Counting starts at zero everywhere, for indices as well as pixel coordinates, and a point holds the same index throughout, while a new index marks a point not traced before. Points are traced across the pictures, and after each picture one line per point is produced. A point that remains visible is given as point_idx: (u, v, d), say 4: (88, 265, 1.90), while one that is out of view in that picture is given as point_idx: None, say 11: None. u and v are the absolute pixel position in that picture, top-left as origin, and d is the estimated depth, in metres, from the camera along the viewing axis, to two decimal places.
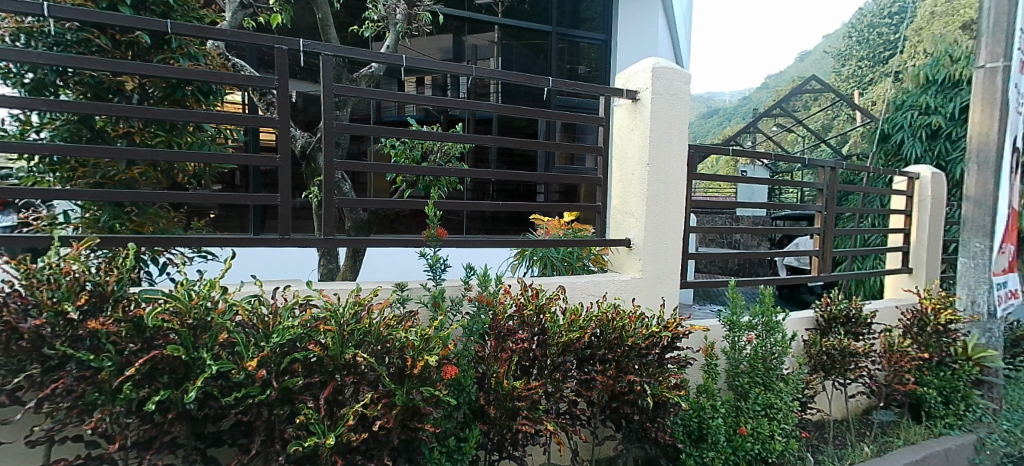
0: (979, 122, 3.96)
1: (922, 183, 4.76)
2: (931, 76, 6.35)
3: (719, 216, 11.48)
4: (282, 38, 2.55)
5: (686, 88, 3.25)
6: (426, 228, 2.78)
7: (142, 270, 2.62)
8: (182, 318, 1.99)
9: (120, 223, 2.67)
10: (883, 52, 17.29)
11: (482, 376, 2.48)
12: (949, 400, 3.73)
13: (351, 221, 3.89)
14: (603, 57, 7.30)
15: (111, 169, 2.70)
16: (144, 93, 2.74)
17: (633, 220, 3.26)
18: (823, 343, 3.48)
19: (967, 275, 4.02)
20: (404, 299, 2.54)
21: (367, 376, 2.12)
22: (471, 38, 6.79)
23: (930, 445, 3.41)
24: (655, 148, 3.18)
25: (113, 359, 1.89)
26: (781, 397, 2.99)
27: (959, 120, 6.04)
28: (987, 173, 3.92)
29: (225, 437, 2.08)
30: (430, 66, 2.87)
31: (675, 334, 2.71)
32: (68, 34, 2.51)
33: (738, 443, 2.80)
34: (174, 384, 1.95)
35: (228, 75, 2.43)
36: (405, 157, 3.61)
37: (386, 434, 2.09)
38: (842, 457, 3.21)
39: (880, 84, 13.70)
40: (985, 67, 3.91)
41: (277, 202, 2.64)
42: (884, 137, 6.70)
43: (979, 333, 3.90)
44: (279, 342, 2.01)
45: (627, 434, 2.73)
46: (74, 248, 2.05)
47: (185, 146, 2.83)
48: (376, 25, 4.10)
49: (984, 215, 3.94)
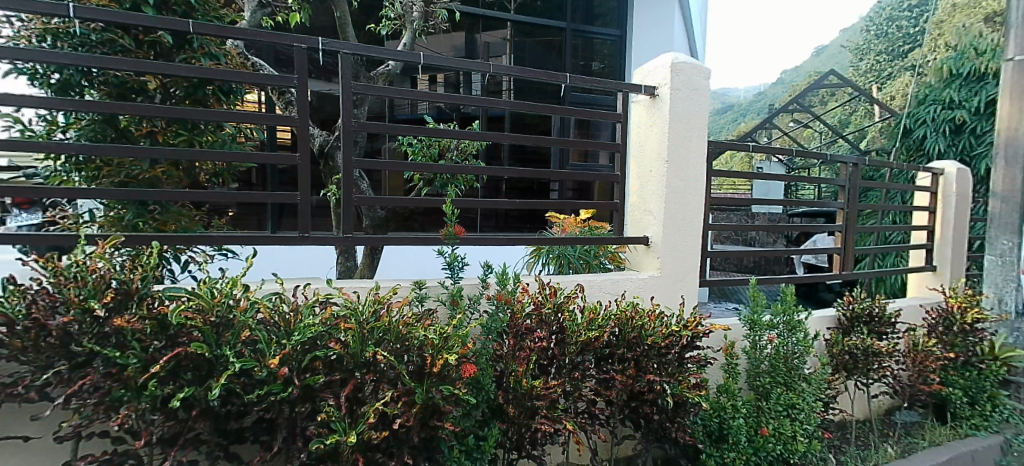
0: (1007, 115, 3.88)
1: (947, 179, 4.66)
2: (954, 69, 6.24)
3: (735, 213, 11.36)
4: (301, 37, 2.56)
5: (706, 84, 3.21)
6: (444, 226, 2.75)
7: (165, 268, 2.64)
8: (204, 316, 2.00)
9: (143, 221, 2.71)
10: (903, 45, 16.94)
11: (500, 375, 2.47)
12: (975, 400, 3.66)
13: (369, 219, 3.92)
14: (617, 53, 7.24)
15: (135, 169, 2.73)
16: (166, 92, 2.77)
17: (651, 218, 3.23)
18: (845, 342, 3.42)
19: (994, 273, 3.96)
20: (422, 298, 2.53)
21: (387, 374, 2.14)
22: (484, 35, 6.81)
23: (956, 446, 3.36)
24: (673, 143, 3.14)
25: (138, 357, 1.91)
26: (804, 397, 2.95)
27: (984, 114, 5.91)
28: (1015, 167, 3.85)
29: (247, 433, 2.09)
30: (448, 63, 2.86)
31: (695, 333, 2.68)
32: (94, 34, 2.54)
33: (760, 443, 2.77)
34: (198, 381, 1.97)
35: (249, 74, 2.45)
36: (422, 155, 3.63)
37: (406, 432, 2.10)
38: (865, 457, 3.17)
39: (899, 78, 13.42)
40: (1014, 59, 3.83)
41: (297, 201, 2.65)
42: (906, 133, 6.57)
43: (1006, 333, 3.83)
44: (300, 340, 2.03)
45: (646, 434, 2.72)
46: (99, 246, 2.07)
47: (207, 145, 2.85)
48: (393, 23, 4.09)
49: (1012, 211, 3.87)
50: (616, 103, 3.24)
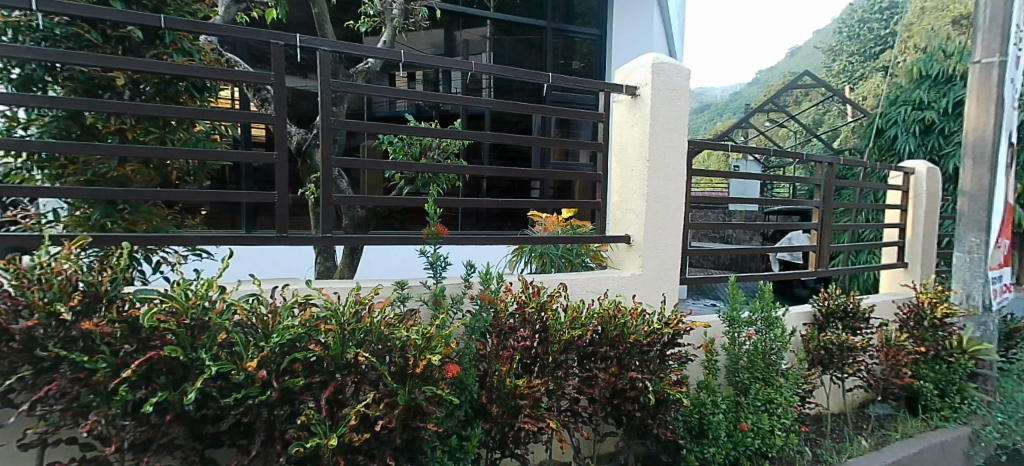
0: (976, 116, 3.99)
1: (918, 179, 4.78)
2: (924, 71, 6.42)
3: (713, 211, 11.53)
4: (277, 33, 2.50)
5: (686, 84, 3.24)
6: (427, 225, 2.70)
7: (135, 269, 2.57)
8: (178, 318, 1.96)
9: (112, 221, 2.62)
10: (874, 47, 17.39)
11: (483, 375, 2.46)
12: (944, 393, 3.77)
13: (349, 218, 3.87)
14: (597, 52, 7.27)
15: (102, 167, 2.64)
16: (135, 89, 2.67)
17: (634, 217, 3.24)
18: (820, 338, 3.50)
19: (962, 269, 4.07)
20: (404, 298, 2.50)
21: (368, 376, 2.10)
22: (463, 32, 6.77)
23: (926, 438, 3.44)
24: (655, 143, 3.16)
25: (108, 361, 1.86)
26: (781, 392, 3.02)
27: (952, 114, 6.09)
28: (983, 167, 3.97)
29: (224, 437, 2.04)
30: (429, 62, 2.83)
31: (676, 331, 2.71)
32: (58, 28, 2.46)
33: (739, 438, 2.81)
34: (171, 385, 1.92)
35: (223, 70, 2.41)
36: (404, 153, 3.59)
37: (388, 434, 2.08)
38: (840, 450, 3.24)
39: (870, 79, 13.76)
40: (981, 62, 3.94)
41: (274, 200, 2.59)
42: (878, 133, 6.73)
43: (973, 327, 3.93)
44: (279, 342, 1.99)
45: (628, 431, 2.73)
46: (66, 247, 2.01)
47: (179, 143, 2.80)
48: (373, 20, 4.05)
49: (980, 209, 3.98)
50: (599, 102, 3.25)
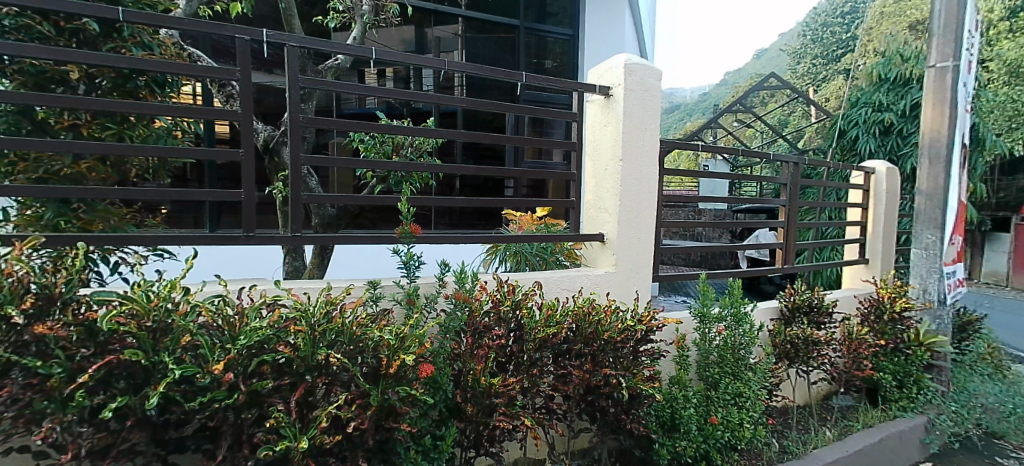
0: (932, 118, 4.15)
1: (878, 178, 4.96)
2: (883, 74, 6.66)
3: (683, 209, 11.71)
4: (244, 28, 2.46)
5: (657, 85, 3.28)
6: (400, 224, 2.66)
7: (92, 270, 2.46)
8: (139, 321, 1.89)
9: (66, 221, 2.51)
10: (837, 50, 17.95)
11: (458, 374, 2.45)
12: (903, 384, 3.91)
13: (319, 217, 3.79)
14: (569, 52, 7.31)
15: (55, 164, 2.52)
16: (91, 83, 2.57)
17: (607, 215, 3.28)
18: (787, 333, 3.60)
19: (919, 265, 4.23)
20: (377, 298, 2.48)
21: (340, 377, 2.08)
22: (434, 30, 6.73)
23: (886, 428, 3.58)
24: (627, 142, 3.20)
25: (63, 366, 1.79)
26: (749, 386, 3.09)
27: (909, 116, 6.33)
28: (938, 167, 4.13)
29: (188, 442, 1.98)
30: (401, 59, 2.80)
31: (649, 327, 2.76)
32: (6, 19, 2.33)
33: (709, 432, 2.86)
34: (132, 389, 1.86)
35: (185, 66, 2.35)
36: (375, 152, 3.53)
37: (361, 435, 2.06)
38: (805, 441, 3.33)
39: (833, 82, 14.21)
40: (936, 66, 4.11)
41: (240, 199, 2.53)
42: (840, 133, 6.94)
43: (930, 320, 4.12)
44: (246, 344, 1.94)
45: (602, 426, 2.76)
46: (17, 248, 1.93)
47: (139, 139, 2.70)
48: (342, 16, 3.98)
49: (935, 208, 4.14)
50: (572, 101, 3.26)
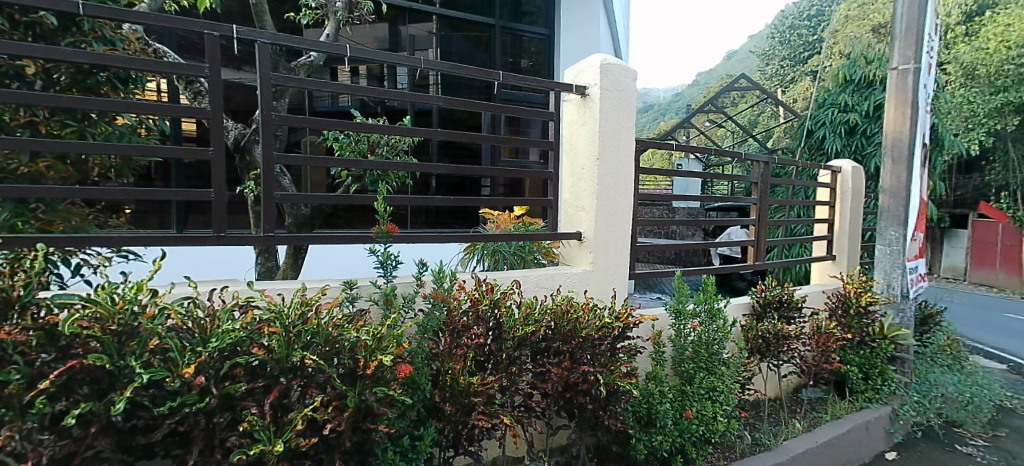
0: (894, 119, 4.30)
1: (844, 177, 5.11)
2: (848, 76, 6.87)
3: (657, 208, 11.85)
4: (212, 24, 2.39)
5: (632, 85, 3.32)
6: (376, 224, 2.64)
7: (52, 273, 2.36)
8: (104, 324, 1.84)
9: (23, 221, 2.41)
10: (804, 53, 18.46)
11: (436, 374, 2.45)
12: (868, 375, 4.05)
13: (293, 216, 3.73)
14: (544, 51, 7.34)
15: (11, 162, 2.40)
16: (48, 78, 2.47)
17: (584, 214, 3.31)
18: (759, 328, 3.70)
19: (883, 260, 4.38)
20: (353, 298, 2.45)
21: (316, 379, 2.05)
22: (408, 27, 6.67)
23: (853, 419, 3.70)
24: (603, 142, 3.23)
25: (23, 372, 1.73)
26: (723, 380, 3.15)
27: (873, 117, 6.53)
28: (901, 166, 4.27)
29: (157, 448, 1.93)
30: (374, 56, 2.76)
31: (626, 324, 2.81)
32: None
33: (684, 426, 2.92)
34: (96, 395, 1.80)
35: (151, 62, 2.27)
36: (350, 151, 3.48)
37: (337, 437, 2.03)
38: (776, 433, 3.41)
39: (801, 83, 14.59)
40: (898, 68, 4.26)
41: (210, 198, 2.48)
42: (808, 133, 7.12)
43: (893, 314, 4.27)
44: (218, 347, 1.91)
45: (579, 423, 2.77)
46: None
47: (100, 137, 2.62)
48: (315, 12, 3.91)
49: (898, 206, 4.28)
50: (549, 101, 3.28)
